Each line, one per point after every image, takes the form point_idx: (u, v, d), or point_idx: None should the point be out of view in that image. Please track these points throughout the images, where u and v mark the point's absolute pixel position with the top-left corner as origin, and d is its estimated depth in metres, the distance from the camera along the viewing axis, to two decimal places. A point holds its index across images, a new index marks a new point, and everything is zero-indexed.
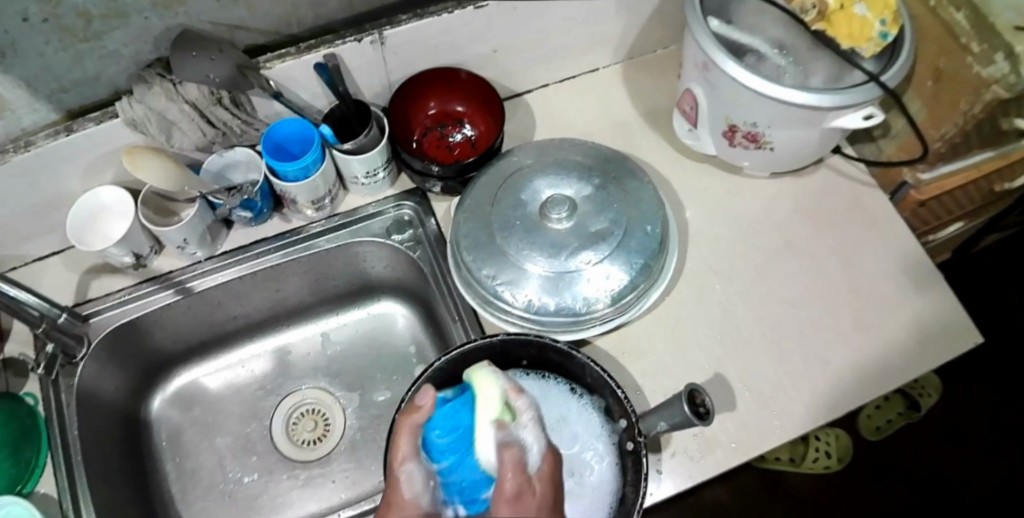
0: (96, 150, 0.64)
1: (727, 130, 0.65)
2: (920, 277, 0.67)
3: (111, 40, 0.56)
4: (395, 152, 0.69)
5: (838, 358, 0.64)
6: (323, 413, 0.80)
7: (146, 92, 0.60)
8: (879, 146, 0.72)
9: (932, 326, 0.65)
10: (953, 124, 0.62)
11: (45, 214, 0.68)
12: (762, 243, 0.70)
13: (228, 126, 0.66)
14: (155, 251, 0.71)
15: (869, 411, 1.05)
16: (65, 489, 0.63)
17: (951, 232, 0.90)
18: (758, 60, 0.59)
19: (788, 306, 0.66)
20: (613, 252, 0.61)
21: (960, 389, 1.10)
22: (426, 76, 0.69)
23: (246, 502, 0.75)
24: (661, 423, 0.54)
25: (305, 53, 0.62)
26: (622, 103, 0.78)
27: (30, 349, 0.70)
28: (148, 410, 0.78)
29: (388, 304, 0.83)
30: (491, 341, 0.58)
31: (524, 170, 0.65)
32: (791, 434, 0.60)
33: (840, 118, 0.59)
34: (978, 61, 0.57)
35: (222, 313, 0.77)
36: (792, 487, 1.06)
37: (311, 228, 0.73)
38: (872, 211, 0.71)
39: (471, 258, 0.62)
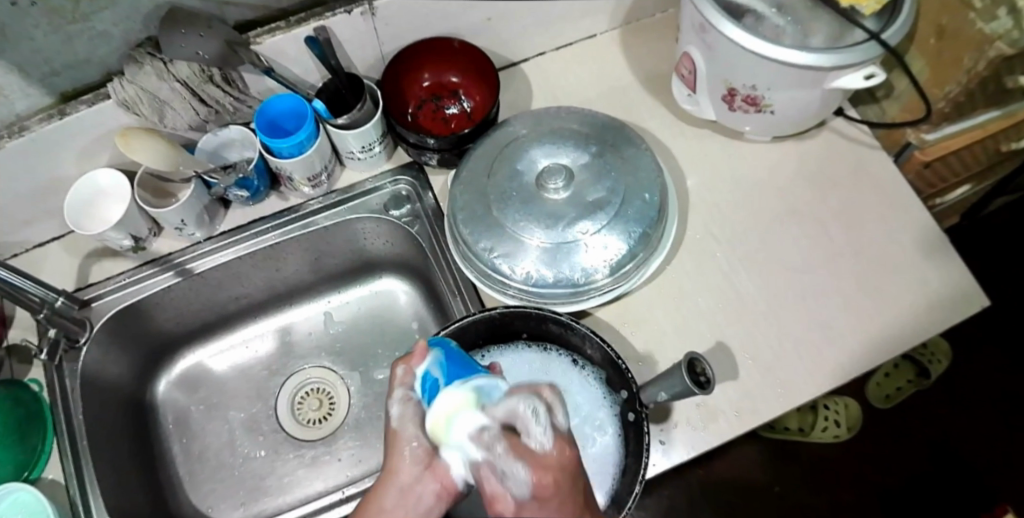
0: (91, 133, 0.63)
1: (727, 93, 0.64)
2: (925, 237, 0.66)
3: (99, 21, 0.55)
4: (389, 126, 0.68)
5: (843, 323, 0.63)
6: (327, 392, 0.80)
7: (137, 72, 0.60)
8: (883, 108, 0.71)
9: (938, 288, 0.64)
10: (957, 81, 0.60)
11: (43, 198, 0.68)
12: (765, 208, 0.69)
13: (221, 103, 0.65)
14: (154, 233, 0.70)
15: (877, 378, 1.07)
16: (71, 472, 0.63)
17: (958, 195, 0.88)
18: (756, 21, 0.57)
19: (791, 272, 0.66)
20: (612, 220, 0.60)
21: (968, 354, 1.09)
22: (420, 48, 0.68)
23: (254, 482, 0.75)
24: (662, 393, 0.53)
25: (296, 26, 0.61)
26: (620, 70, 0.77)
27: (33, 335, 0.70)
28: (154, 393, 0.79)
29: (389, 281, 0.83)
30: (491, 314, 0.58)
31: (519, 141, 0.65)
32: (796, 399, 0.60)
33: (840, 79, 0.58)
34: (981, 17, 0.56)
35: (223, 294, 0.77)
36: (796, 456, 1.06)
37: (309, 206, 0.72)
38: (877, 174, 0.70)
39: (467, 231, 0.62)
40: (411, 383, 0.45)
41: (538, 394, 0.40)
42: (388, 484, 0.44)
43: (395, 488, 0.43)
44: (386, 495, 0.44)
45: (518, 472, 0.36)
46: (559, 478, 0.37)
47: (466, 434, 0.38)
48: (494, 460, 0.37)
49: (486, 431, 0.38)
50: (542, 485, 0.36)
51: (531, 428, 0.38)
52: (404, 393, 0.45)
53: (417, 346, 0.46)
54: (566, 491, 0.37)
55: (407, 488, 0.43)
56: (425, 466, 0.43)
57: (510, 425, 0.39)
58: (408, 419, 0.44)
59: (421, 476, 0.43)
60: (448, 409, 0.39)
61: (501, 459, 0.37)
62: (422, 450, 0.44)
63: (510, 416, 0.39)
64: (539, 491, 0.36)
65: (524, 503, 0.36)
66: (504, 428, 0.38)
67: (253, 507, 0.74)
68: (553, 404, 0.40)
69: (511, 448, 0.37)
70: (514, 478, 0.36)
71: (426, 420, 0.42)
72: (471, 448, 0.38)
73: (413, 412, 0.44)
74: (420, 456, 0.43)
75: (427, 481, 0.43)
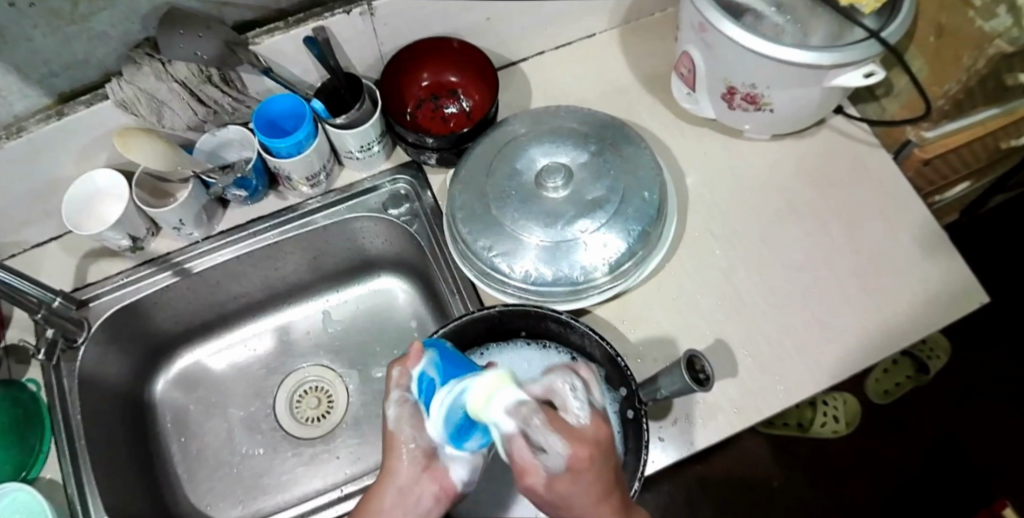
0: (89, 133, 0.63)
1: (726, 92, 0.64)
2: (924, 233, 0.66)
3: (97, 22, 0.55)
4: (388, 125, 0.68)
5: (842, 321, 0.63)
6: (326, 390, 0.80)
7: (135, 72, 0.59)
8: (882, 105, 0.71)
9: (938, 285, 0.64)
10: (956, 80, 0.60)
11: (41, 199, 0.68)
12: (764, 207, 0.69)
13: (219, 104, 0.65)
14: (152, 233, 0.70)
15: (876, 374, 1.08)
16: (70, 472, 0.63)
17: (958, 193, 0.88)
18: (756, 20, 0.57)
19: (791, 270, 0.66)
20: (611, 219, 0.60)
21: (968, 352, 1.09)
22: (418, 47, 0.68)
23: (253, 480, 0.75)
24: (662, 390, 0.53)
25: (293, 28, 0.61)
26: (619, 69, 0.77)
27: (31, 335, 0.70)
28: (152, 393, 0.79)
29: (387, 279, 0.83)
30: (490, 313, 0.58)
31: (518, 139, 0.64)
32: (795, 396, 0.60)
33: (839, 77, 0.57)
34: (980, 15, 0.56)
35: (222, 293, 0.77)
36: (795, 454, 1.06)
37: (307, 204, 0.72)
38: (876, 171, 0.70)
39: (467, 230, 0.62)
40: (406, 384, 0.44)
41: (573, 376, 0.44)
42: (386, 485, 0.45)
43: (393, 488, 0.44)
44: (382, 497, 0.45)
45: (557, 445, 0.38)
46: (600, 450, 0.40)
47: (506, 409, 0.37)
48: (530, 435, 0.37)
49: (524, 406, 0.38)
50: (578, 457, 0.38)
51: (569, 405, 0.42)
52: (399, 394, 0.45)
53: (414, 346, 0.45)
54: (598, 468, 0.39)
55: (405, 489, 0.44)
56: (423, 469, 0.44)
57: (549, 401, 0.42)
58: (405, 421, 0.44)
59: (419, 478, 0.44)
60: (488, 386, 0.38)
61: (543, 434, 0.38)
62: (420, 452, 0.44)
63: (549, 393, 0.42)
64: (575, 460, 0.38)
65: (558, 474, 0.38)
66: (544, 402, 0.41)
67: (251, 506, 0.74)
68: (588, 383, 0.45)
69: (552, 422, 0.38)
70: (551, 449, 0.38)
71: (428, 421, 0.43)
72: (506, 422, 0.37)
73: (411, 414, 0.44)
74: (418, 459, 0.44)
75: (426, 483, 0.44)
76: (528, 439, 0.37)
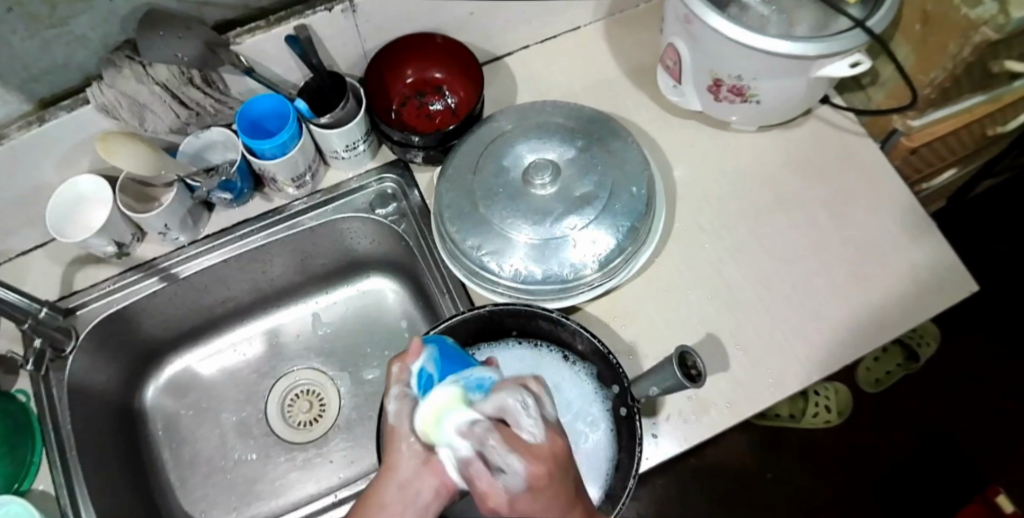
0: (71, 139, 0.62)
1: (713, 84, 0.64)
2: (912, 223, 0.66)
3: (76, 26, 0.54)
4: (373, 124, 0.68)
5: (832, 312, 0.63)
6: (318, 394, 0.80)
7: (115, 76, 0.58)
8: (868, 94, 0.71)
9: (926, 274, 0.64)
10: (942, 67, 0.60)
11: (23, 206, 0.67)
12: (752, 199, 0.69)
13: (201, 105, 0.65)
14: (137, 238, 0.70)
15: (868, 363, 1.06)
16: (61, 483, 0.62)
17: (945, 180, 0.89)
18: (741, 10, 0.58)
19: (780, 262, 0.66)
20: (600, 215, 0.60)
21: (958, 337, 1.10)
22: (402, 44, 0.67)
23: (246, 486, 0.75)
24: (653, 388, 0.53)
25: (275, 26, 0.60)
26: (604, 62, 0.76)
27: (18, 345, 0.69)
28: (143, 400, 0.78)
29: (377, 280, 0.82)
30: (481, 312, 0.58)
31: (505, 136, 0.64)
32: (787, 389, 0.60)
33: (827, 66, 0.57)
34: (965, 2, 0.56)
35: (210, 298, 0.76)
36: (790, 444, 1.06)
37: (294, 206, 0.71)
38: (864, 161, 0.70)
39: (455, 229, 0.61)
40: (406, 380, 0.42)
41: (525, 386, 0.38)
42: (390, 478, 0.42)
43: (392, 484, 0.42)
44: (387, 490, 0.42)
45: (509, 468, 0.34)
46: (556, 467, 0.35)
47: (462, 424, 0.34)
48: (483, 459, 0.34)
49: (473, 429, 0.34)
50: (537, 475, 0.34)
51: (523, 421, 0.36)
52: (400, 389, 0.42)
53: (415, 342, 0.43)
54: (559, 484, 0.35)
55: (405, 485, 0.42)
56: (424, 463, 0.41)
57: (500, 420, 0.36)
58: (404, 415, 0.41)
59: (420, 474, 0.42)
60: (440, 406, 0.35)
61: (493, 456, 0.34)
62: (421, 447, 0.41)
63: (500, 411, 0.36)
64: (535, 479, 0.34)
65: (518, 501, 0.34)
66: (495, 421, 0.35)
67: (246, 512, 0.74)
68: (541, 395, 0.38)
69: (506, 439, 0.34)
70: (509, 469, 0.33)
71: (427, 417, 0.39)
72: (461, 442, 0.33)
73: (406, 405, 0.41)
74: (417, 452, 0.41)
75: (427, 478, 0.41)
76: (483, 458, 0.34)
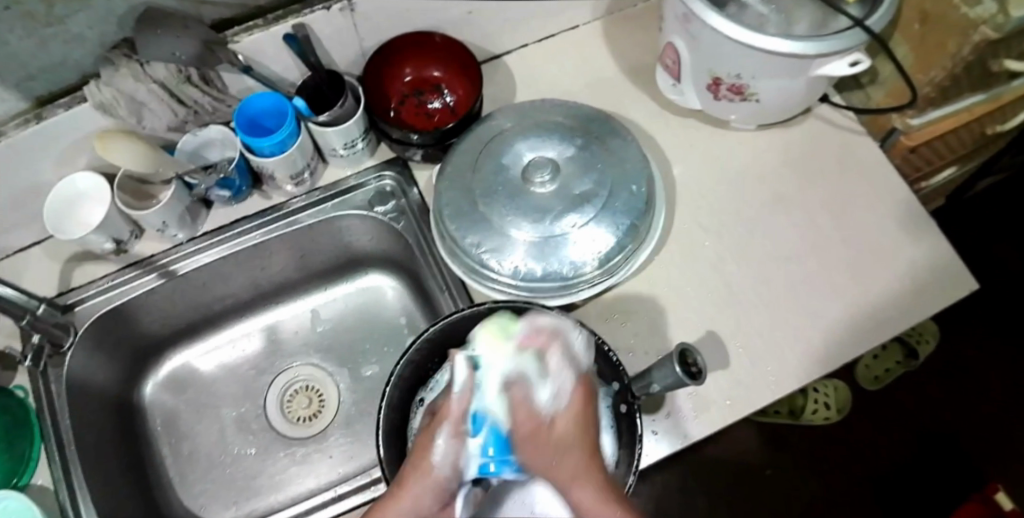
0: (69, 136, 0.62)
1: (712, 83, 0.64)
2: (911, 221, 0.66)
3: (73, 23, 0.54)
4: (372, 123, 0.67)
5: (830, 310, 0.63)
6: (317, 389, 0.80)
7: (113, 74, 0.58)
8: (868, 93, 0.71)
9: (923, 273, 0.64)
10: (941, 66, 0.60)
11: (21, 203, 0.67)
12: (752, 197, 0.69)
13: (199, 103, 0.65)
14: (137, 234, 0.70)
15: (867, 361, 1.07)
16: (60, 480, 0.63)
17: (944, 178, 0.89)
18: (740, 9, 0.57)
19: (778, 261, 0.66)
20: (600, 213, 0.60)
21: (956, 335, 1.10)
22: (401, 42, 0.67)
23: (245, 482, 0.75)
24: (654, 385, 0.53)
25: (274, 24, 0.60)
26: (604, 60, 0.76)
27: (17, 341, 0.69)
28: (142, 396, 0.78)
29: (376, 277, 0.82)
30: (480, 309, 0.57)
31: (505, 134, 0.64)
32: (784, 387, 0.60)
33: (826, 65, 0.57)
34: (964, 2, 0.56)
35: (209, 294, 0.76)
36: (786, 440, 1.07)
37: (291, 203, 0.71)
38: (863, 160, 0.70)
39: (455, 227, 0.61)
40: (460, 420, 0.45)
41: (571, 320, 0.49)
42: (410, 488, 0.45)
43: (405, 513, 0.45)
44: (395, 507, 0.45)
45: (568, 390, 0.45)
46: (585, 408, 0.45)
47: (539, 366, 0.45)
48: (533, 383, 0.45)
49: (531, 346, 0.46)
50: (571, 406, 0.45)
51: (573, 340, 0.47)
52: (454, 428, 0.45)
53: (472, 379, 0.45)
54: (586, 414, 0.45)
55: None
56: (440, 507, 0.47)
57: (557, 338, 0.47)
58: (451, 455, 0.45)
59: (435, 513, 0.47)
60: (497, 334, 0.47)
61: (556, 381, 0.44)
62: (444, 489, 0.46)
63: (556, 330, 0.47)
64: (561, 415, 0.44)
65: (552, 416, 0.44)
66: (550, 335, 0.47)
67: (245, 507, 0.74)
68: (578, 328, 0.48)
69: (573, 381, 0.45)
70: (551, 391, 0.45)
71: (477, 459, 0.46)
72: (515, 368, 0.45)
73: (455, 456, 0.46)
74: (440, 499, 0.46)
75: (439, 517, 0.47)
76: (539, 372, 0.45)
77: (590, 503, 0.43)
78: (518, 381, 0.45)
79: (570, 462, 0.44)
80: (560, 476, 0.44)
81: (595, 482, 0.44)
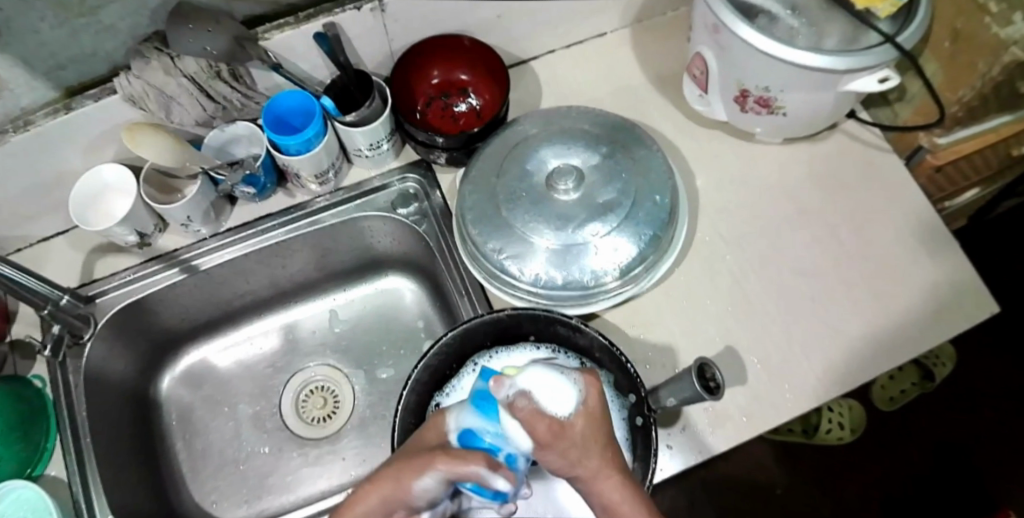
0: (97, 127, 0.63)
1: (739, 95, 0.64)
2: (936, 241, 0.66)
3: (106, 15, 0.54)
4: (397, 124, 0.68)
5: (852, 328, 0.63)
6: (332, 390, 0.80)
7: (144, 66, 0.59)
8: (895, 110, 0.70)
9: (947, 294, 0.64)
10: (971, 85, 0.60)
11: (46, 193, 0.68)
12: (775, 211, 0.69)
13: (228, 100, 0.65)
14: (160, 229, 0.70)
15: (882, 381, 1.05)
16: (74, 469, 0.63)
17: (967, 199, 0.88)
18: (770, 22, 0.56)
19: (801, 276, 0.65)
20: (622, 222, 0.60)
21: (973, 357, 1.09)
22: (429, 45, 0.67)
23: (258, 479, 0.75)
24: (671, 398, 0.53)
25: (304, 23, 0.60)
26: (630, 69, 0.76)
27: (37, 330, 0.69)
28: (157, 388, 0.79)
29: (394, 279, 0.82)
30: (499, 316, 0.58)
31: (530, 140, 0.64)
32: (804, 404, 0.60)
33: (854, 81, 0.57)
34: (997, 20, 0.55)
35: (228, 290, 0.76)
36: (797, 456, 1.06)
37: (315, 203, 0.72)
38: (888, 177, 0.69)
39: (477, 231, 0.62)
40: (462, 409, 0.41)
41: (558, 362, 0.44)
42: (387, 476, 0.38)
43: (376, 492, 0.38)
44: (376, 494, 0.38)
45: (585, 390, 0.38)
46: (603, 419, 0.39)
47: (551, 375, 0.37)
48: (532, 386, 0.36)
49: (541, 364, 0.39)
50: (591, 409, 0.38)
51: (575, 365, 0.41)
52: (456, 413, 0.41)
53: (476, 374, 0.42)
54: (603, 419, 0.39)
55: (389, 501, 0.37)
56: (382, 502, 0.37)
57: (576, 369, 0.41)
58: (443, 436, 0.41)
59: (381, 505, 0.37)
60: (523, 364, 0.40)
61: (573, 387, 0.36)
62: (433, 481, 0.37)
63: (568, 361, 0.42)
64: (581, 421, 0.37)
65: (570, 424, 0.36)
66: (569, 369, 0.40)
67: (257, 505, 0.74)
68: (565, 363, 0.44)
69: (583, 378, 0.39)
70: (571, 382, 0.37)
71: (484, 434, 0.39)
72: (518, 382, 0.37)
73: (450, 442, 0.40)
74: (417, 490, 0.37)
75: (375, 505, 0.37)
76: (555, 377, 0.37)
77: (614, 500, 0.39)
78: (522, 393, 0.36)
79: (590, 463, 0.38)
80: (586, 473, 0.38)
81: (615, 475, 0.39)
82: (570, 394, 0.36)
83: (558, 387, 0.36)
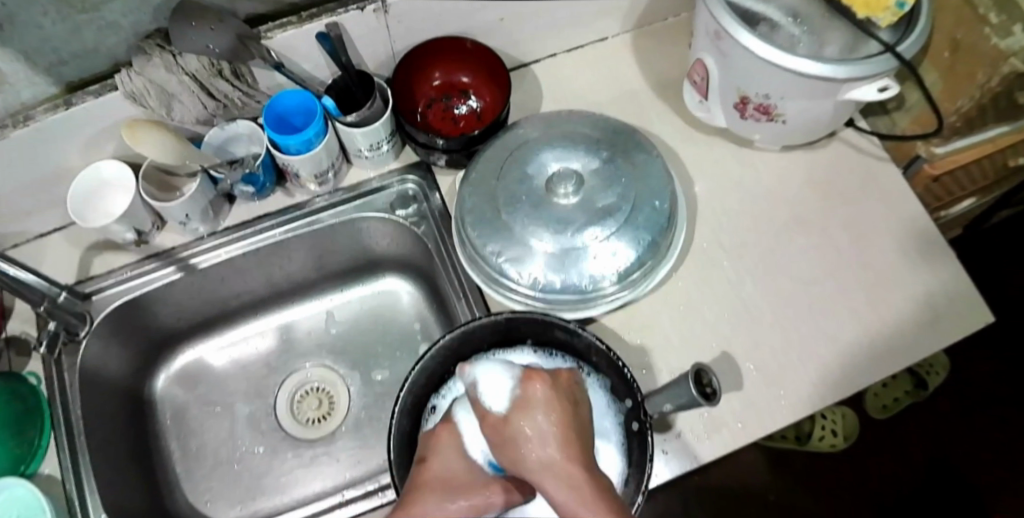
0: (97, 124, 0.62)
1: (739, 102, 0.64)
2: (932, 249, 0.66)
3: (108, 12, 0.54)
4: (398, 126, 0.68)
5: (848, 335, 0.63)
6: (327, 391, 0.80)
7: (145, 63, 0.59)
8: (894, 119, 0.71)
9: (944, 303, 0.64)
10: (969, 96, 0.61)
11: (45, 189, 0.67)
12: (773, 218, 0.69)
13: (229, 97, 0.65)
14: (157, 227, 0.70)
15: (876, 389, 1.05)
16: (68, 467, 0.62)
17: (964, 208, 0.88)
18: (770, 29, 0.57)
19: (798, 283, 0.65)
20: (621, 227, 0.60)
21: (968, 367, 1.10)
22: (430, 47, 0.68)
23: (252, 480, 0.75)
24: (667, 404, 0.54)
25: (307, 22, 0.60)
26: (630, 75, 0.76)
27: (32, 326, 0.69)
28: (152, 387, 0.78)
29: (392, 281, 0.82)
30: (497, 318, 0.57)
31: (530, 144, 0.64)
32: (799, 410, 0.60)
33: (854, 90, 0.57)
34: (996, 32, 0.56)
35: (225, 290, 0.76)
36: (793, 464, 1.06)
37: (313, 203, 0.72)
38: (885, 185, 0.69)
39: (476, 234, 0.62)
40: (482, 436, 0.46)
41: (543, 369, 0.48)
42: (432, 501, 0.40)
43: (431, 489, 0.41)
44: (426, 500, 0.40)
45: (527, 388, 0.42)
46: (552, 414, 0.40)
47: (495, 371, 0.44)
48: (478, 386, 0.44)
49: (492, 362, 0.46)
50: (537, 400, 0.41)
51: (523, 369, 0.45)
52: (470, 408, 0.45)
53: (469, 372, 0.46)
54: (549, 411, 0.40)
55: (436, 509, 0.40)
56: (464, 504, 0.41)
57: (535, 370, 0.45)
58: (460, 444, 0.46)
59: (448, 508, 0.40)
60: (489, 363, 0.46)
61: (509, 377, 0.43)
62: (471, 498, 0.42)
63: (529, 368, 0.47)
64: (530, 412, 0.40)
65: (508, 416, 0.41)
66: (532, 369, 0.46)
67: (250, 506, 0.73)
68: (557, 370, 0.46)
69: (529, 375, 0.43)
70: (514, 375, 0.43)
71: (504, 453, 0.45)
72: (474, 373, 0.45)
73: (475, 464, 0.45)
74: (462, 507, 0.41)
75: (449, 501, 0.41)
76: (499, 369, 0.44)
77: (563, 498, 0.37)
78: (471, 383, 0.44)
79: (545, 454, 0.38)
80: (538, 472, 0.38)
81: (568, 469, 0.38)
82: (507, 385, 0.43)
83: (498, 379, 0.43)
